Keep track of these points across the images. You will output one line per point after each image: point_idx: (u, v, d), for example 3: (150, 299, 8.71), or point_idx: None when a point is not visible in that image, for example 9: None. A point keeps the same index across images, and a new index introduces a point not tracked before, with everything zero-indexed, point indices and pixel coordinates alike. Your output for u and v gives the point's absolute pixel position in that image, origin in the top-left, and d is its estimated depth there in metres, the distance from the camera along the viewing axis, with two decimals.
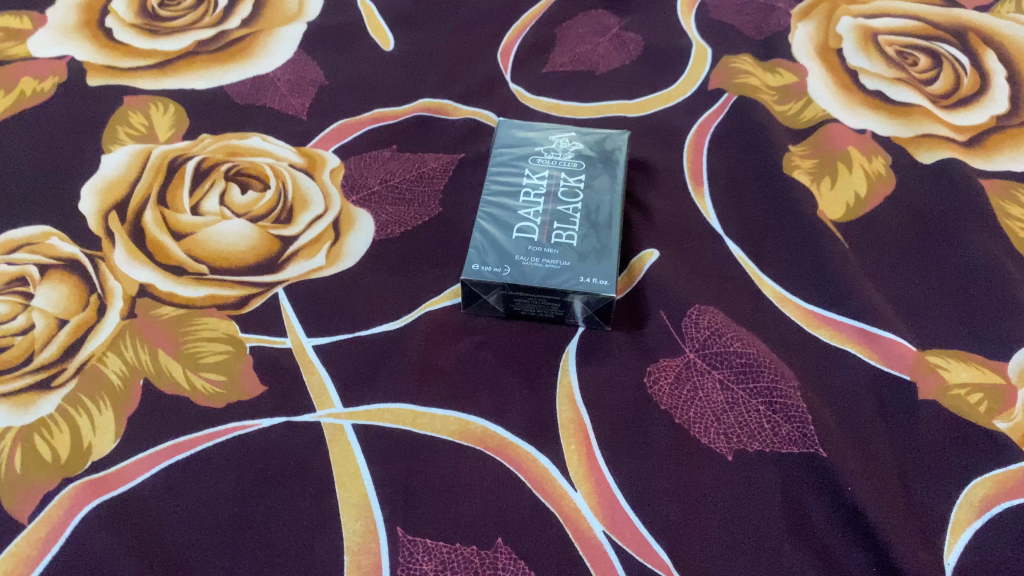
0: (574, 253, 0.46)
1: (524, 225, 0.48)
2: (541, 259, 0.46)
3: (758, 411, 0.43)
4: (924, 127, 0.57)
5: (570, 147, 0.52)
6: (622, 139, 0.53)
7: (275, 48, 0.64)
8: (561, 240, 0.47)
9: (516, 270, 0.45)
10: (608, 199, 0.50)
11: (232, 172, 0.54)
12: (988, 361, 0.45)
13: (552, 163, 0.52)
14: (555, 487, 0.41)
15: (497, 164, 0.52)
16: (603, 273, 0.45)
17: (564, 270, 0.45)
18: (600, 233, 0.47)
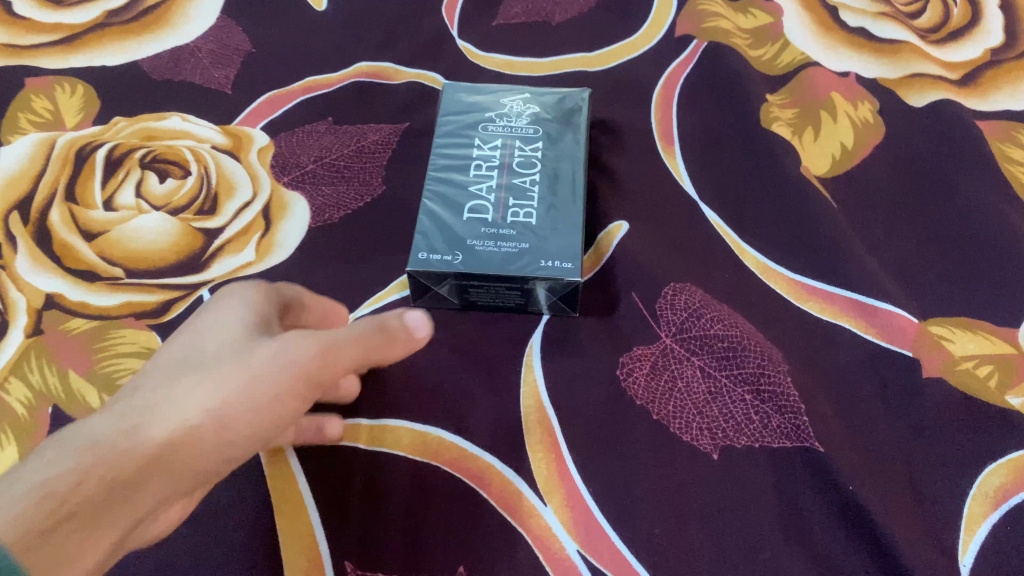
0: (534, 235, 0.41)
1: (476, 204, 0.42)
2: (498, 242, 0.41)
3: (745, 402, 0.39)
4: (912, 66, 0.52)
5: (525, 112, 0.47)
6: (582, 99, 0.48)
7: (196, 15, 0.57)
8: (519, 219, 0.42)
9: (469, 257, 0.40)
10: (569, 167, 0.44)
11: (148, 158, 0.49)
12: (997, 328, 0.41)
13: (506, 130, 0.46)
14: (522, 502, 0.37)
15: (444, 134, 0.46)
16: (567, 255, 0.40)
17: (524, 254, 0.40)
18: (562, 209, 0.42)
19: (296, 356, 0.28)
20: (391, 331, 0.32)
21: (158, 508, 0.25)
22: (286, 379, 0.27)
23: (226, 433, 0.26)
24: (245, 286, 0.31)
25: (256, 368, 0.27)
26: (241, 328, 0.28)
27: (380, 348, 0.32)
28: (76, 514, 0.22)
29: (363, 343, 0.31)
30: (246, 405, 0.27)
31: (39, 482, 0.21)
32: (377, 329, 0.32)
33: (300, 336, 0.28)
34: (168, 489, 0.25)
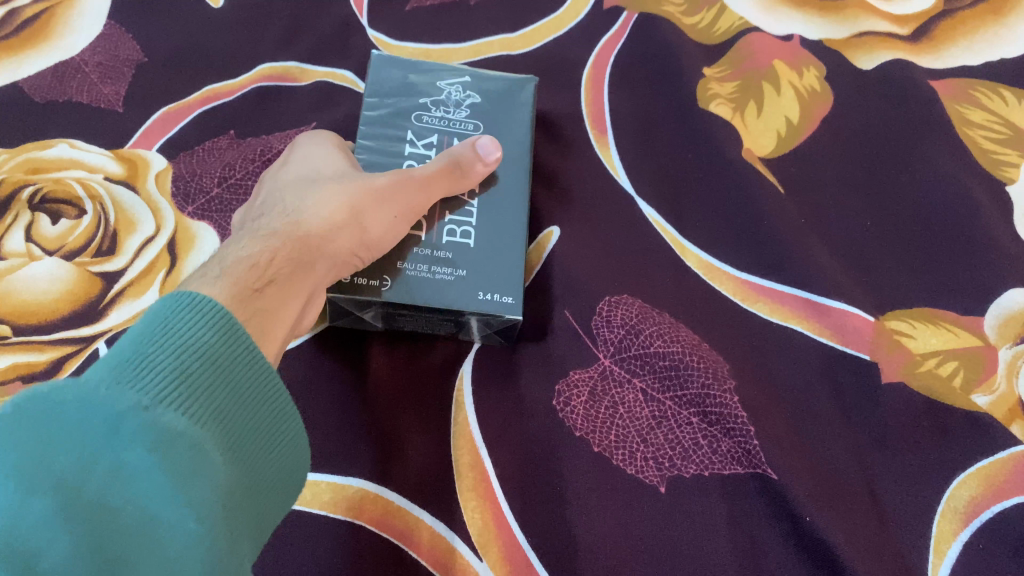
0: (472, 257, 0.36)
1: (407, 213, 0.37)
2: (432, 264, 0.36)
3: (691, 425, 0.35)
4: (859, 23, 0.48)
5: (465, 101, 0.41)
6: (529, 89, 0.42)
7: (81, 23, 0.52)
8: (456, 237, 0.37)
9: (399, 284, 0.35)
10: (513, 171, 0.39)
11: (37, 197, 0.44)
12: (961, 318, 0.38)
13: (442, 124, 0.40)
14: (456, 559, 0.34)
15: (373, 125, 0.40)
16: (507, 286, 0.36)
17: (459, 282, 0.36)
18: (504, 227, 0.38)
19: (400, 177, 0.35)
20: (461, 164, 0.36)
21: (320, 289, 0.33)
22: (397, 203, 0.34)
23: (368, 230, 0.33)
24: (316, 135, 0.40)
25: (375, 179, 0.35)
26: (341, 153, 0.38)
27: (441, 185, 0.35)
28: (270, 282, 0.29)
29: (433, 186, 0.35)
30: (382, 210, 0.34)
31: (246, 260, 0.29)
32: (444, 162, 0.36)
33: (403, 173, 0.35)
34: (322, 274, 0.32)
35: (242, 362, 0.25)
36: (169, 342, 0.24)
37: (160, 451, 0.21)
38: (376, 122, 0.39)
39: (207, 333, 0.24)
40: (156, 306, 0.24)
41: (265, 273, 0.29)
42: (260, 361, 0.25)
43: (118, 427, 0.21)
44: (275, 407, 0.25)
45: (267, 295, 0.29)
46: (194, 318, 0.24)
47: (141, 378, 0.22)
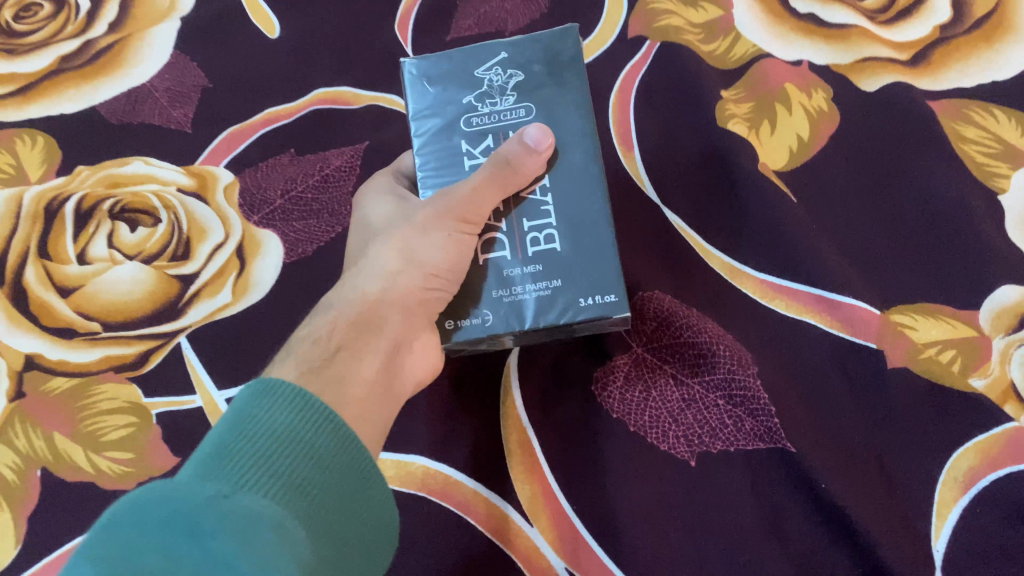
0: (563, 262, 0.36)
1: (489, 236, 0.37)
2: (526, 285, 0.36)
3: (718, 407, 0.39)
4: (863, 50, 0.52)
5: (507, 83, 0.37)
6: (572, 43, 0.38)
7: (149, 54, 0.57)
8: (541, 246, 0.36)
9: (501, 314, 0.36)
10: (580, 155, 0.37)
11: (116, 209, 0.49)
12: (959, 311, 0.42)
13: (493, 120, 0.37)
14: (508, 524, 0.38)
15: (428, 144, 0.38)
16: (607, 283, 0.36)
17: (556, 298, 0.36)
18: (585, 216, 0.36)
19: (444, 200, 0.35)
20: (511, 161, 0.35)
21: (406, 334, 0.36)
22: (445, 223, 0.35)
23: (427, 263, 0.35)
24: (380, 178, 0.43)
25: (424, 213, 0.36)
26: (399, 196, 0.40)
27: (492, 189, 0.35)
28: (338, 348, 0.33)
29: (483, 193, 0.35)
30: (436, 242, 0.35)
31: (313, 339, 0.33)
32: (491, 166, 0.35)
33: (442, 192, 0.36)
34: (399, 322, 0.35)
35: (313, 429, 0.29)
36: (245, 430, 0.28)
37: (240, 528, 0.24)
38: (428, 139, 0.38)
39: (281, 415, 0.28)
40: (232, 406, 0.29)
41: (331, 339, 0.33)
42: (333, 423, 0.29)
43: (201, 509, 0.24)
44: (351, 462, 0.29)
45: (337, 359, 0.32)
46: (266, 409, 0.28)
47: (223, 470, 0.26)
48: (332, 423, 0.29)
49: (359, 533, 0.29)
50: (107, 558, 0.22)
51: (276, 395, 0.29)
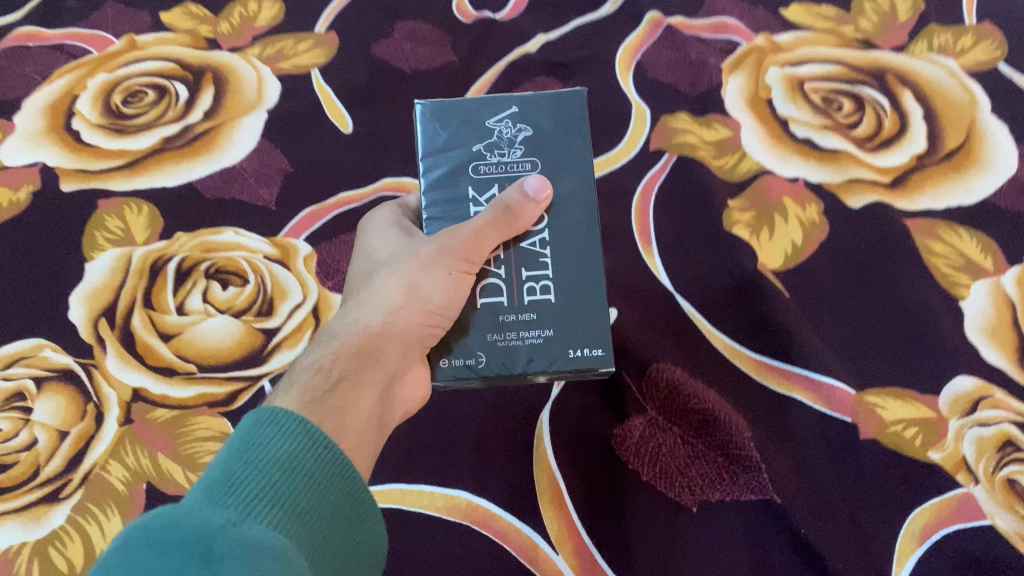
0: (555, 314, 0.42)
1: (489, 282, 0.42)
2: (520, 331, 0.41)
3: (717, 463, 0.47)
4: (850, 172, 0.62)
5: (516, 136, 0.43)
6: (575, 106, 0.44)
7: (239, 139, 0.67)
8: (536, 296, 0.42)
9: (493, 356, 0.41)
10: (577, 211, 0.43)
11: (212, 269, 0.57)
12: (922, 395, 0.50)
13: (500, 168, 0.43)
14: (539, 552, 0.46)
15: (436, 186, 0.43)
16: (595, 338, 0.41)
17: (549, 345, 0.41)
18: (578, 272, 0.42)
19: (448, 243, 0.40)
20: (513, 208, 0.40)
21: (401, 365, 0.40)
22: (448, 262, 0.40)
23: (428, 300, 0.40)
24: (383, 215, 0.48)
25: (426, 251, 0.41)
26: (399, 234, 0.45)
27: (495, 232, 0.40)
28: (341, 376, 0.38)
29: (484, 235, 0.40)
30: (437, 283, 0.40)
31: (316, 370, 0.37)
32: (496, 211, 0.40)
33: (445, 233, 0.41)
34: (395, 357, 0.40)
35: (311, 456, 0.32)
36: (251, 457, 0.31)
37: (254, 555, 0.27)
38: (438, 181, 0.43)
39: (282, 444, 0.32)
40: (235, 438, 0.32)
41: (334, 370, 0.38)
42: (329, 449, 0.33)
43: (215, 537, 0.27)
44: (348, 485, 0.33)
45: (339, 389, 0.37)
46: (268, 437, 0.32)
47: (233, 496, 0.29)
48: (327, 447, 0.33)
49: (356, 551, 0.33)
50: None
51: (278, 428, 0.33)
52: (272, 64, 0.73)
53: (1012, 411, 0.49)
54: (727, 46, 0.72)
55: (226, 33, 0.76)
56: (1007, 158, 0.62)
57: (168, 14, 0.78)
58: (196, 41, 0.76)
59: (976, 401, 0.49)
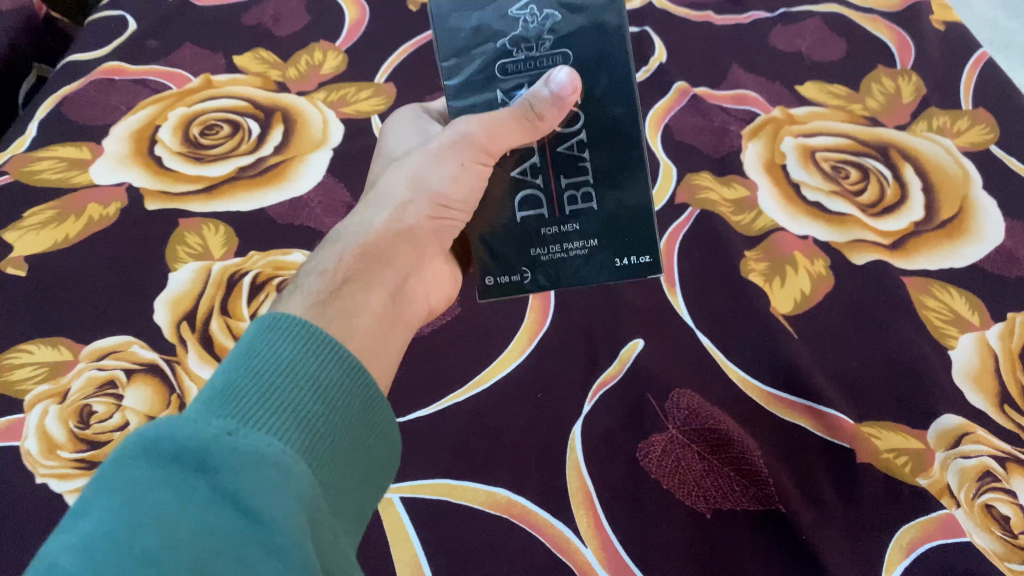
0: (595, 224, 0.54)
1: (532, 197, 0.53)
2: (567, 242, 0.54)
3: (730, 476, 0.53)
4: (854, 233, 0.69)
5: (543, 24, 0.51)
6: None
7: (307, 173, 0.74)
8: (578, 207, 0.53)
9: (536, 270, 0.54)
10: (605, 108, 0.52)
11: (283, 284, 0.64)
12: (913, 429, 0.56)
13: (528, 63, 0.52)
14: (570, 545, 0.51)
15: (468, 83, 0.52)
16: (636, 248, 0.54)
17: (592, 252, 0.54)
18: (612, 178, 0.53)
19: (464, 134, 0.49)
20: (533, 107, 0.49)
21: (408, 258, 0.48)
22: (461, 153, 0.49)
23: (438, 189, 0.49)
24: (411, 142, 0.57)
25: (437, 147, 0.50)
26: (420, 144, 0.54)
27: (516, 126, 0.50)
28: (349, 279, 0.44)
29: (503, 127, 0.50)
30: (447, 173, 0.49)
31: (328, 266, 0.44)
32: (516, 111, 0.49)
33: (459, 128, 0.50)
34: (404, 253, 0.48)
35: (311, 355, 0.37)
36: (256, 361, 0.35)
37: (248, 463, 0.30)
38: (469, 78, 0.52)
39: (285, 346, 0.36)
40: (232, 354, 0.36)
41: (340, 273, 0.44)
42: (327, 349, 0.37)
43: (212, 447, 0.30)
44: (350, 379, 0.37)
45: (346, 291, 0.43)
46: (271, 340, 0.36)
47: (231, 408, 0.33)
48: (326, 347, 0.37)
49: (356, 457, 0.37)
50: (135, 493, 0.29)
51: (272, 344, 0.36)
52: (335, 109, 0.82)
53: (992, 446, 0.55)
54: (745, 116, 0.81)
55: (293, 77, 0.85)
56: (995, 228, 0.69)
57: (240, 57, 0.88)
58: (266, 83, 0.84)
59: (960, 436, 0.55)
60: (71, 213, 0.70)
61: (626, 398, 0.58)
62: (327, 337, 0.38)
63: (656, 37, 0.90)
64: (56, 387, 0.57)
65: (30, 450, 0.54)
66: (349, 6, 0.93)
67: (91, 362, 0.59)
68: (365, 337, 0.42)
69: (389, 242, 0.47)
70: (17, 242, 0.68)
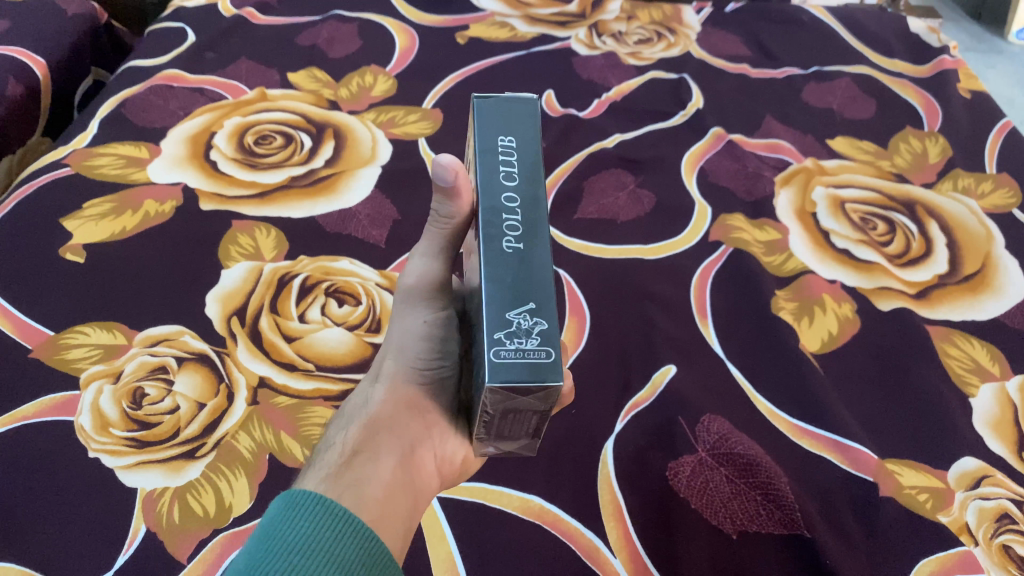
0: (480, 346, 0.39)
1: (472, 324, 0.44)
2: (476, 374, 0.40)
3: (756, 500, 0.55)
4: (881, 280, 0.71)
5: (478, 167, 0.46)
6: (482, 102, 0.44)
7: (356, 187, 0.77)
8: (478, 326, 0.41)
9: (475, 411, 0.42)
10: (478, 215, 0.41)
11: (331, 288, 0.67)
12: (934, 469, 0.58)
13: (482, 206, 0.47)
14: (600, 554, 0.53)
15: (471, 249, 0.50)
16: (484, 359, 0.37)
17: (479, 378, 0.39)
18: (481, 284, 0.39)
19: (410, 286, 0.50)
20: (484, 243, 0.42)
21: (410, 429, 0.47)
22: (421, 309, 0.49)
23: (409, 351, 0.49)
24: None
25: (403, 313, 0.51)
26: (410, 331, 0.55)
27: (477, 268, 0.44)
28: (358, 450, 0.45)
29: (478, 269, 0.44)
30: (418, 335, 0.49)
31: (337, 448, 0.46)
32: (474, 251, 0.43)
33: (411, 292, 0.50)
34: (404, 423, 0.47)
35: (330, 524, 0.39)
36: (279, 536, 0.38)
37: None
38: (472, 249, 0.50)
39: (303, 518, 0.38)
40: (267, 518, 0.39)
41: (350, 447, 0.45)
42: (343, 519, 0.39)
43: None
44: (365, 549, 0.39)
45: (356, 462, 0.44)
46: (292, 516, 0.39)
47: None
48: (341, 517, 0.39)
49: None
50: None
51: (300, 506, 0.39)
52: (384, 129, 0.84)
53: (1010, 489, 0.57)
54: (778, 164, 0.84)
55: (345, 97, 0.88)
56: (1017, 286, 0.71)
57: (294, 74, 0.90)
58: (318, 100, 0.87)
59: (979, 478, 0.58)
60: (128, 207, 0.72)
61: (658, 420, 0.60)
62: (341, 509, 0.39)
63: (693, 84, 0.93)
64: (110, 367, 0.60)
65: (84, 425, 0.56)
66: (400, 34, 0.97)
67: (144, 347, 0.61)
68: (376, 506, 0.42)
69: (395, 411, 0.47)
70: (76, 230, 0.69)
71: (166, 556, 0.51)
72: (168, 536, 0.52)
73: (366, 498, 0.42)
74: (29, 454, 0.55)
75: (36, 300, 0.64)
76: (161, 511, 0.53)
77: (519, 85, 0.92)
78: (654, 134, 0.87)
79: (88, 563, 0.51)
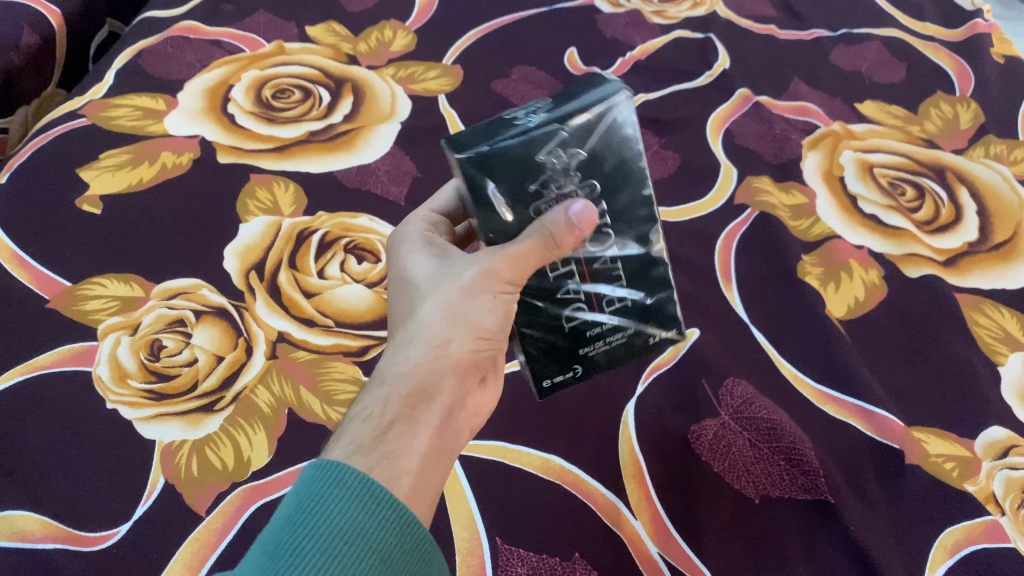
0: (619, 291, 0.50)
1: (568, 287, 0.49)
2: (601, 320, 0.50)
3: (780, 466, 0.55)
4: (909, 247, 0.70)
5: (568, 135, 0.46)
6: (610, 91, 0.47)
7: (374, 142, 0.76)
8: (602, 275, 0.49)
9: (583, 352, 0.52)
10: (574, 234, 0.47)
11: (350, 245, 0.66)
12: (961, 438, 0.57)
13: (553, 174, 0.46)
14: (620, 516, 0.53)
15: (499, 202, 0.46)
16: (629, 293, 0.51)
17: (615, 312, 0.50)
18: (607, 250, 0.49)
19: (489, 269, 0.44)
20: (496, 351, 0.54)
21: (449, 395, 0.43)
22: (494, 287, 0.45)
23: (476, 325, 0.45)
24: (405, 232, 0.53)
25: (467, 280, 0.45)
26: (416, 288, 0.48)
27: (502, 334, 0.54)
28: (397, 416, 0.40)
29: None
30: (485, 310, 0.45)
31: (366, 413, 0.40)
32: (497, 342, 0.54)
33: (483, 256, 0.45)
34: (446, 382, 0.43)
35: (371, 512, 0.35)
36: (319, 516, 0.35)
37: None
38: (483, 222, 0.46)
39: (340, 500, 0.35)
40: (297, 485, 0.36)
41: (386, 415, 0.40)
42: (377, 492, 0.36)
43: None
44: (404, 532, 0.36)
45: (393, 427, 0.40)
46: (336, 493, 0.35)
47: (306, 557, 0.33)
48: (388, 502, 0.36)
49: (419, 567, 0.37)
50: None
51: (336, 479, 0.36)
52: (404, 85, 0.82)
53: None
54: (805, 126, 0.82)
55: (364, 52, 0.86)
56: None
57: (312, 28, 0.88)
58: (337, 54, 0.85)
59: (1007, 448, 0.57)
60: (144, 159, 0.71)
61: (682, 385, 0.60)
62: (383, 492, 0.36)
63: (719, 43, 0.91)
64: (128, 319, 0.59)
65: (102, 375, 0.56)
66: None
67: (162, 300, 0.61)
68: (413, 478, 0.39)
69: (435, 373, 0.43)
70: (92, 181, 0.68)
71: (185, 509, 0.51)
72: (187, 489, 0.52)
73: (405, 470, 0.38)
74: (48, 404, 0.54)
75: (53, 250, 0.63)
76: (179, 463, 0.53)
77: (541, 42, 0.90)
78: (679, 94, 0.85)
79: (107, 515, 0.50)
